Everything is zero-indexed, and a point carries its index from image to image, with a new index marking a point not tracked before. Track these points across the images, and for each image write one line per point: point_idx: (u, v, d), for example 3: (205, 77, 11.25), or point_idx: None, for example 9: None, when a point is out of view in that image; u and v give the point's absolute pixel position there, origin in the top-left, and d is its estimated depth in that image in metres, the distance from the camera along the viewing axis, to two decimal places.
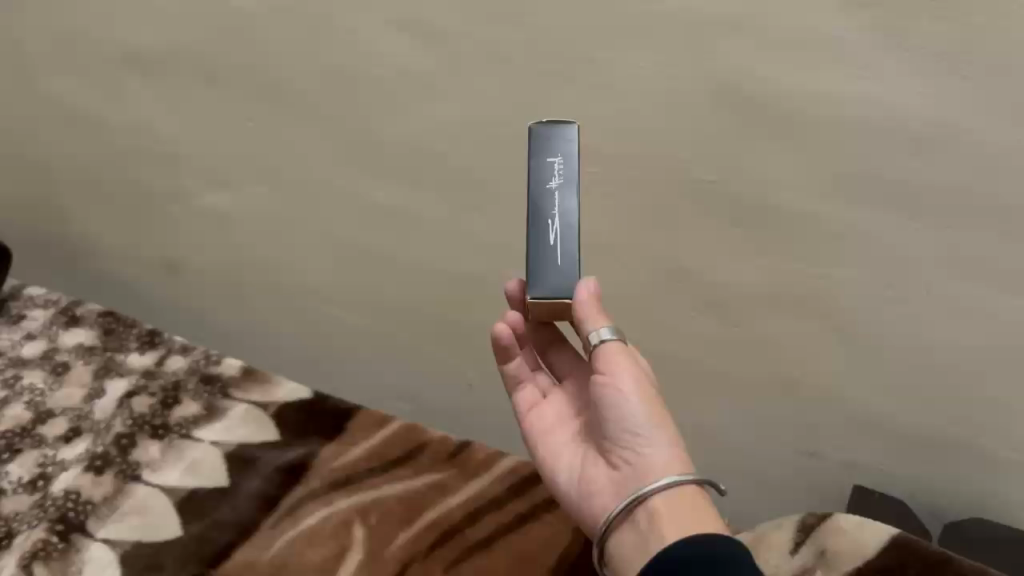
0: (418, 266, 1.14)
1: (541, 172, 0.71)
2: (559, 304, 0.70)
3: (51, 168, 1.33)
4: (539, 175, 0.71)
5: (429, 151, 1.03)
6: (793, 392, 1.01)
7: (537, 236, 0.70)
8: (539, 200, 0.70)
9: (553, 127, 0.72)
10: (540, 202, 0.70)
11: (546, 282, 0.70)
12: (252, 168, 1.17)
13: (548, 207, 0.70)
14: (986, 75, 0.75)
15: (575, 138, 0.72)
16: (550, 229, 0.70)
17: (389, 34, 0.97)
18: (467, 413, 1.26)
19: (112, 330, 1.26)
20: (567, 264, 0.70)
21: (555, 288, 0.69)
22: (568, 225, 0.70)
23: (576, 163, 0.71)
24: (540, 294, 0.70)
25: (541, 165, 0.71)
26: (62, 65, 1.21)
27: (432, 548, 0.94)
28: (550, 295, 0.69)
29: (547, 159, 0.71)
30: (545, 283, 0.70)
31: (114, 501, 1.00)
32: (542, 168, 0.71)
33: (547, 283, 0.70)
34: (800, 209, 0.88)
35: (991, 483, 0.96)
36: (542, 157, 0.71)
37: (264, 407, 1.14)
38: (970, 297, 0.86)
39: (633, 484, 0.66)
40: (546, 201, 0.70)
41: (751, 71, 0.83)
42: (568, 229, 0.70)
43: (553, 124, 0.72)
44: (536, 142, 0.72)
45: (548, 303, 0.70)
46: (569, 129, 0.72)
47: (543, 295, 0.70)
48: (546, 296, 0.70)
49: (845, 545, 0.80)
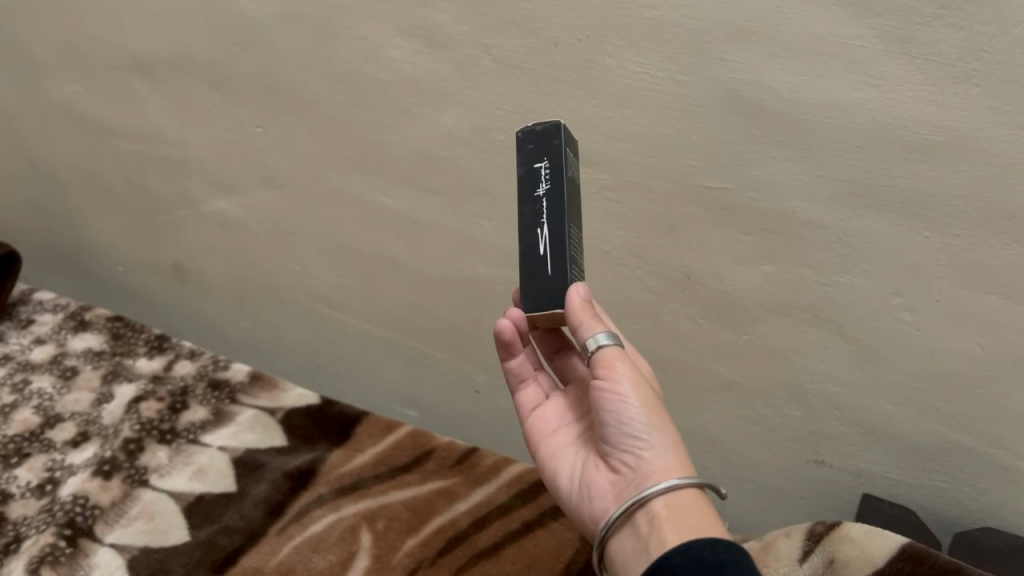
0: (425, 272, 1.14)
1: (530, 179, 0.71)
2: (555, 313, 0.70)
3: (61, 175, 1.34)
4: (528, 182, 0.71)
5: (438, 158, 1.03)
6: (801, 399, 1.00)
7: (529, 246, 0.70)
8: (529, 210, 0.70)
9: (543, 131, 0.72)
10: (531, 210, 0.70)
11: (540, 292, 0.70)
12: (261, 174, 1.17)
13: (538, 215, 0.70)
14: (996, 82, 0.75)
15: (563, 140, 0.71)
16: (541, 238, 0.70)
17: (398, 40, 0.97)
18: (476, 420, 1.26)
19: (120, 335, 1.27)
20: (559, 272, 0.69)
21: (547, 298, 0.70)
22: (559, 232, 0.69)
23: (563, 165, 0.70)
24: (535, 304, 0.70)
25: (530, 171, 0.71)
26: (74, 73, 1.22)
27: (438, 555, 0.94)
28: (543, 306, 0.70)
29: (536, 164, 0.71)
30: (538, 294, 0.70)
31: (121, 506, 1.00)
32: (531, 174, 0.71)
33: (541, 293, 0.70)
34: (809, 217, 0.88)
35: (1003, 494, 0.95)
36: (531, 162, 0.71)
37: (271, 413, 1.14)
38: (979, 306, 0.86)
39: (634, 487, 0.65)
40: (536, 210, 0.70)
41: (758, 77, 0.83)
42: (558, 236, 0.69)
43: (541, 128, 0.72)
44: (525, 147, 0.72)
45: (544, 314, 0.70)
46: (561, 131, 0.72)
47: (537, 306, 0.70)
48: (540, 306, 0.70)
49: (856, 553, 0.80)
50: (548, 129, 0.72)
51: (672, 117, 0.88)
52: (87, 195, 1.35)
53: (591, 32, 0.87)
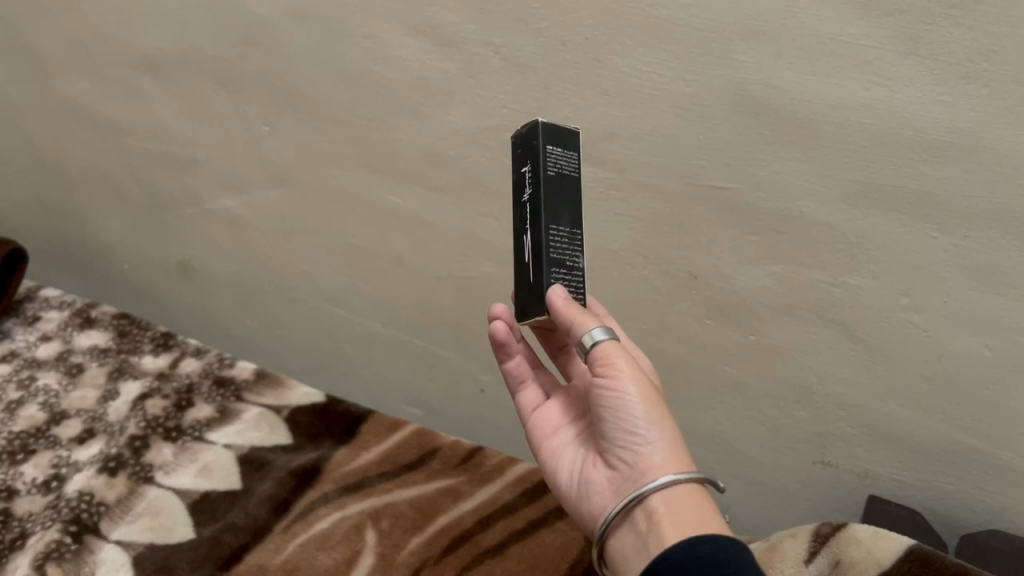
0: (431, 270, 1.14)
1: (518, 184, 0.70)
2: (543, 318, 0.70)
3: (67, 172, 1.35)
4: (517, 186, 0.71)
5: (445, 157, 1.03)
6: (808, 400, 1.00)
7: (519, 252, 0.71)
8: (517, 216, 0.71)
9: (529, 131, 0.70)
10: (519, 216, 0.70)
11: (527, 297, 0.70)
12: (267, 171, 1.17)
13: (523, 221, 0.70)
14: (1007, 82, 0.74)
15: (542, 138, 0.69)
16: (526, 245, 0.70)
17: (407, 39, 0.97)
18: (480, 421, 1.26)
19: (126, 332, 1.28)
20: (538, 278, 0.69)
21: (532, 304, 0.70)
22: (537, 238, 0.68)
23: (541, 168, 0.68)
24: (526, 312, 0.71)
25: (518, 175, 0.71)
26: (82, 70, 1.22)
27: (444, 554, 0.94)
28: (528, 313, 0.70)
29: (522, 169, 0.70)
30: (526, 299, 0.71)
31: (127, 502, 1.00)
32: (518, 178, 0.70)
33: (526, 298, 0.70)
34: (819, 219, 0.88)
35: (1010, 494, 0.94)
36: (518, 166, 0.70)
37: (276, 411, 1.14)
38: (988, 306, 0.85)
39: (634, 483, 0.65)
40: (521, 215, 0.70)
41: (768, 78, 0.82)
42: (538, 242, 0.68)
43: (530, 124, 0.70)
44: (517, 148, 0.71)
45: (534, 320, 0.71)
46: (544, 129, 0.69)
47: (526, 315, 0.71)
48: (529, 314, 0.70)
49: (861, 555, 0.80)
50: (535, 127, 0.70)
51: (680, 117, 0.88)
52: (94, 192, 1.35)
53: (599, 31, 0.87)
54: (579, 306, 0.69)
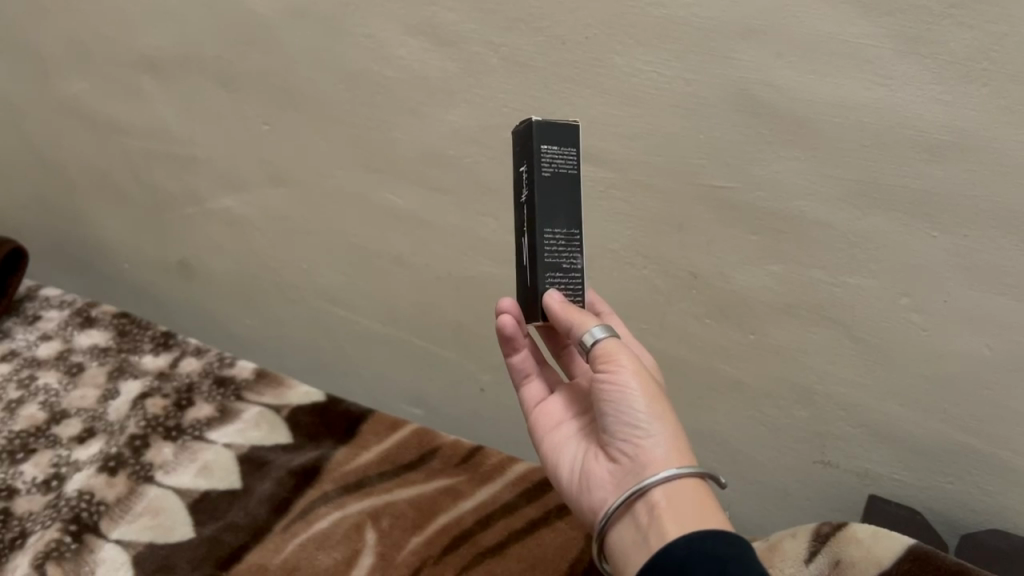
0: (431, 269, 1.14)
1: (517, 184, 0.71)
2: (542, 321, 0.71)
3: (67, 172, 1.35)
4: (516, 187, 0.71)
5: (445, 157, 1.03)
6: (808, 400, 1.00)
7: (518, 253, 0.72)
8: (517, 216, 0.71)
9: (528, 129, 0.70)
10: (518, 217, 0.71)
11: (526, 299, 0.72)
12: (267, 170, 1.17)
13: (521, 223, 0.70)
14: (1007, 82, 0.74)
15: (538, 139, 0.68)
16: (523, 247, 0.71)
17: (407, 38, 0.97)
18: (480, 420, 1.26)
19: (126, 331, 1.28)
20: (534, 282, 0.70)
21: (530, 306, 0.71)
22: (533, 241, 0.69)
23: (536, 170, 0.68)
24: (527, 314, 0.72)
25: (517, 175, 0.71)
26: (82, 70, 1.22)
27: (444, 552, 0.94)
28: (527, 314, 0.72)
29: (519, 169, 0.70)
30: (526, 300, 0.72)
31: (127, 501, 1.00)
32: (517, 178, 0.71)
33: (526, 300, 0.72)
34: (818, 218, 0.88)
35: (1010, 493, 0.94)
36: (517, 166, 0.70)
37: (277, 410, 1.14)
38: (987, 306, 0.85)
39: (634, 477, 0.65)
40: (519, 217, 0.71)
41: (768, 77, 0.82)
42: (533, 246, 0.69)
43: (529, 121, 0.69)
44: (516, 146, 0.71)
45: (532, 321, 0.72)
46: (541, 128, 0.69)
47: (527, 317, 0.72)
48: (529, 315, 0.72)
49: (861, 555, 0.80)
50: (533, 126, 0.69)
51: (680, 116, 0.88)
52: (94, 192, 1.35)
53: (599, 30, 0.87)
54: (578, 308, 0.70)
